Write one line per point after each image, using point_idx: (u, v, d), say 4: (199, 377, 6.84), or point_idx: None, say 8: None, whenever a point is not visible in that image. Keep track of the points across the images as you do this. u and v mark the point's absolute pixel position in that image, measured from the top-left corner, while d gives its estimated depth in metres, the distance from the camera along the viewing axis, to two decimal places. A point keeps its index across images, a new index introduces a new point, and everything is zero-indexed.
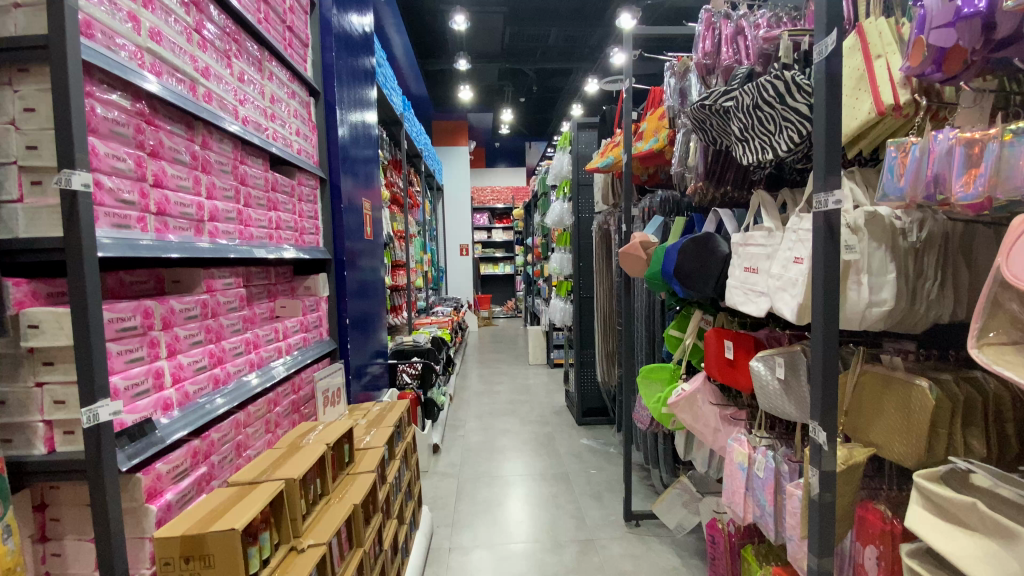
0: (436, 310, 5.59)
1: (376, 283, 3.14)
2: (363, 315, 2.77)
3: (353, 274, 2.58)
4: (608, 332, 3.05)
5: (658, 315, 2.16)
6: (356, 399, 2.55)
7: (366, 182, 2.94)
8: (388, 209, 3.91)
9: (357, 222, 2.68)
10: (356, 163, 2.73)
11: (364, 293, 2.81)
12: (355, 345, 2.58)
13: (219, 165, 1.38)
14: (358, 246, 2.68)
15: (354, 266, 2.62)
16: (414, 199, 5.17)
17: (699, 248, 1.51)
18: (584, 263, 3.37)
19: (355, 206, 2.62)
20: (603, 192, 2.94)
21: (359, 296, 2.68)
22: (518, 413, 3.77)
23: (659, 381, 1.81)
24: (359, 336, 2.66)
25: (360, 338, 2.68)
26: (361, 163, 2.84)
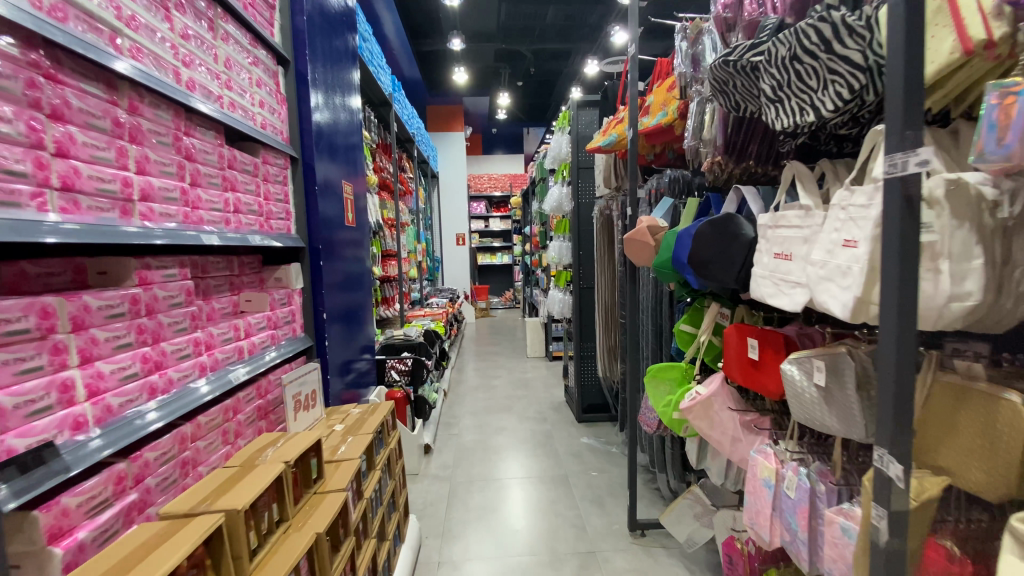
0: (431, 301, 5.39)
1: (363, 274, 2.94)
2: (347, 309, 2.56)
3: (335, 266, 2.36)
4: (608, 326, 2.87)
5: (667, 308, 1.96)
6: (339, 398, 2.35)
7: (349, 166, 2.71)
8: (376, 195, 3.69)
9: (338, 207, 2.46)
10: (337, 145, 2.50)
11: (349, 284, 2.61)
12: (338, 341, 2.39)
13: (154, 135, 1.17)
14: (340, 235, 2.46)
15: (336, 257, 2.41)
16: (407, 185, 4.95)
17: (720, 231, 1.31)
18: (586, 252, 3.16)
19: (335, 191, 2.40)
20: (605, 174, 2.72)
21: (342, 288, 2.48)
22: (515, 410, 3.58)
23: (669, 382, 1.62)
24: (343, 331, 2.45)
25: (344, 334, 2.48)
26: (344, 144, 2.62)
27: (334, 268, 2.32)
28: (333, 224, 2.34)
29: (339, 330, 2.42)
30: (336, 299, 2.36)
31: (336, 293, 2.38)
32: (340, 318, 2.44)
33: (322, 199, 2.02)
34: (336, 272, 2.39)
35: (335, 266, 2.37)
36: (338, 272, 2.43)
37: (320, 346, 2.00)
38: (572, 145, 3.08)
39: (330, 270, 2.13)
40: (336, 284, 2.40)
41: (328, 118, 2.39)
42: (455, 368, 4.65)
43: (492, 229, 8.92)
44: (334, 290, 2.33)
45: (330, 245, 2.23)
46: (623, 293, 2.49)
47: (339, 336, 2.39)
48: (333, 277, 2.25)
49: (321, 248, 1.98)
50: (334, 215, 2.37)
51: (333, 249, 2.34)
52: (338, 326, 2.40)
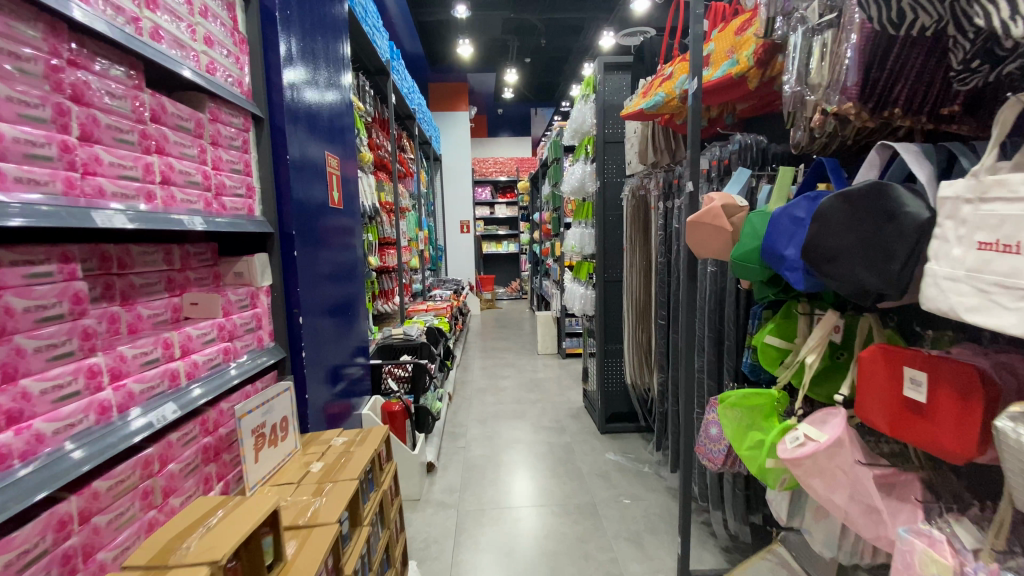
0: (433, 293, 4.96)
1: (356, 265, 2.52)
2: (337, 308, 2.13)
3: (319, 257, 1.93)
4: (640, 326, 2.45)
5: (735, 310, 1.55)
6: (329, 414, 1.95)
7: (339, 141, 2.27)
8: (372, 175, 3.25)
9: (324, 184, 2.02)
10: (326, 113, 2.06)
11: (339, 278, 2.19)
12: (328, 344, 1.99)
13: (4, 53, 0.73)
14: (327, 219, 2.03)
15: (322, 246, 1.97)
16: (407, 166, 4.50)
17: (864, 208, 0.89)
18: (612, 239, 2.71)
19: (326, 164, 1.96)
20: (640, 149, 2.33)
21: (332, 281, 2.07)
22: (529, 416, 3.17)
23: (755, 417, 1.21)
24: (331, 336, 2.03)
25: (333, 339, 2.05)
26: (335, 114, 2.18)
27: (316, 259, 1.88)
28: (317, 205, 1.90)
29: (327, 335, 1.99)
30: (320, 297, 1.93)
31: (321, 289, 1.95)
32: (327, 319, 2.01)
33: (297, 176, 1.59)
34: (320, 265, 1.95)
35: (319, 257, 1.94)
36: (325, 265, 2.00)
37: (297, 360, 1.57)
38: (598, 116, 2.63)
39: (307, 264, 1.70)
40: (324, 281, 1.97)
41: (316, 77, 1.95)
42: (461, 366, 4.25)
43: (497, 216, 8.47)
44: (317, 288, 1.89)
45: (309, 231, 1.78)
46: (667, 290, 2.06)
47: (326, 342, 1.96)
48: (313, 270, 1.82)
49: (297, 237, 1.56)
50: (320, 192, 1.92)
51: (316, 236, 1.90)
52: (325, 330, 1.97)
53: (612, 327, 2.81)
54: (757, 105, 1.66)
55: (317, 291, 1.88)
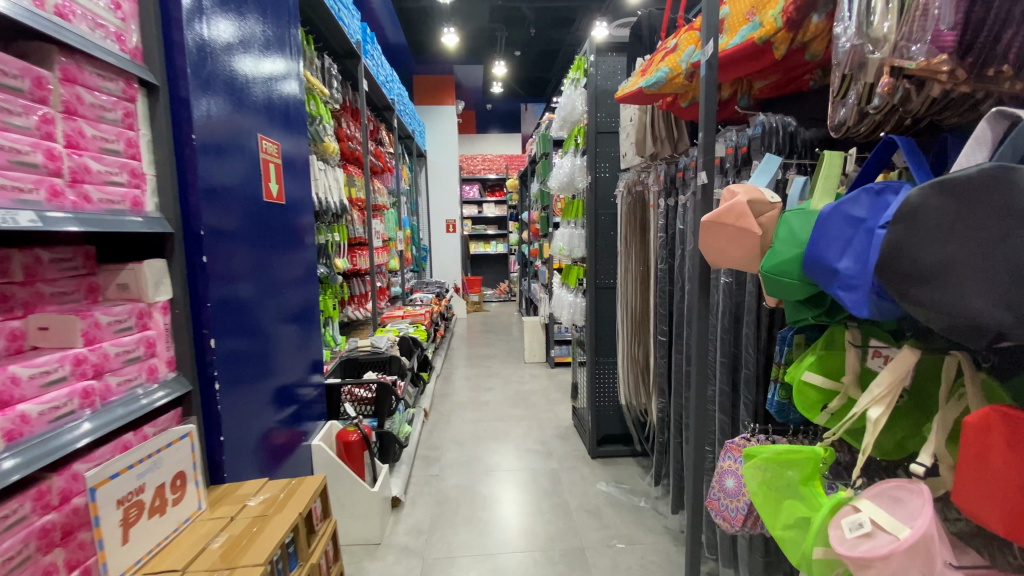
0: (415, 297, 4.65)
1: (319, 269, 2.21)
2: (290, 320, 1.83)
3: (263, 261, 1.63)
4: (636, 340, 2.15)
5: (756, 331, 1.28)
6: (276, 446, 1.65)
7: (299, 123, 1.96)
8: (339, 168, 2.92)
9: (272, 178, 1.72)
10: (276, 92, 1.75)
11: (293, 286, 1.88)
12: (275, 363, 1.68)
13: None
14: (275, 217, 1.72)
15: (268, 250, 1.66)
16: (385, 161, 4.18)
17: (977, 204, 0.61)
18: (604, 241, 2.40)
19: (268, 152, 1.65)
20: (637, 138, 2.04)
21: (281, 288, 1.76)
22: (512, 437, 2.85)
23: (790, 476, 0.90)
24: (280, 354, 1.72)
25: (282, 358, 1.74)
26: (289, 94, 1.87)
27: (257, 265, 1.57)
28: (258, 198, 1.59)
29: (275, 354, 1.69)
30: (264, 311, 1.62)
31: (266, 302, 1.64)
32: (275, 335, 1.70)
33: (206, 162, 1.28)
34: (265, 272, 1.64)
35: (264, 263, 1.64)
36: (271, 271, 1.69)
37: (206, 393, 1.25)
38: (589, 102, 2.33)
39: (228, 271, 1.38)
40: (269, 291, 1.66)
41: (259, 47, 1.64)
42: (441, 377, 3.92)
43: (485, 215, 8.16)
44: (259, 299, 1.59)
45: (240, 231, 1.47)
46: (671, 302, 1.77)
47: (271, 363, 1.65)
48: (248, 279, 1.51)
49: (204, 239, 1.26)
50: (261, 184, 1.61)
51: (258, 237, 1.59)
52: (270, 348, 1.66)
53: (605, 339, 2.50)
54: (781, 82, 1.36)
55: (257, 301, 1.57)
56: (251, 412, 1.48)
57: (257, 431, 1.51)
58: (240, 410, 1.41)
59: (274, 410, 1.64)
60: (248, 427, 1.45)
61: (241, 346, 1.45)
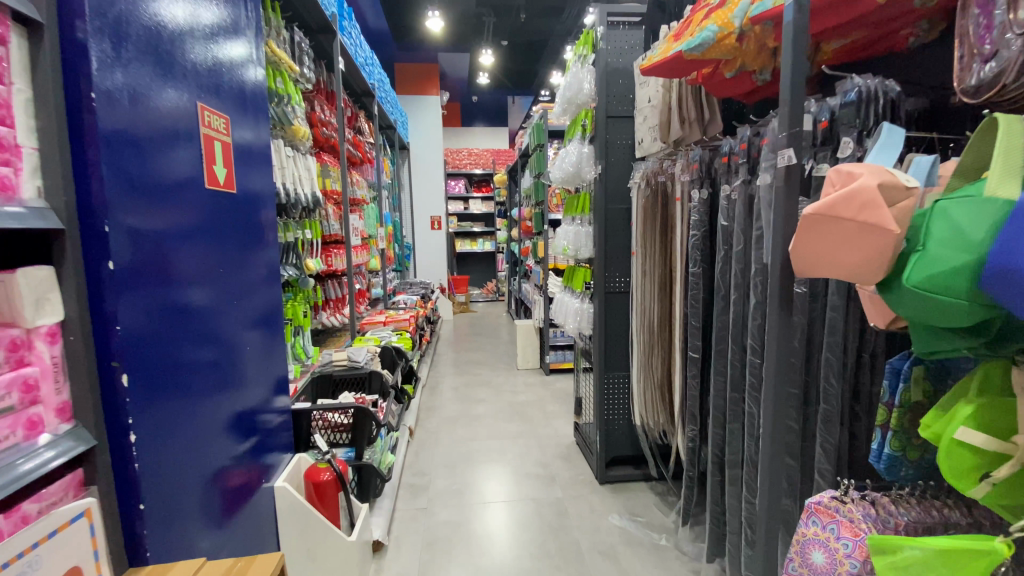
0: (398, 299, 4.29)
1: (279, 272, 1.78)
2: (251, 334, 1.50)
3: (214, 262, 1.29)
4: (656, 352, 1.86)
5: (842, 354, 1.00)
6: (231, 497, 1.31)
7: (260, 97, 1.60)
8: (310, 156, 2.57)
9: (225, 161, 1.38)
10: (233, 53, 1.41)
11: (256, 293, 1.54)
12: (228, 392, 1.34)
13: None
14: (228, 209, 1.37)
15: (219, 248, 1.32)
16: (365, 152, 3.82)
17: None
18: (614, 239, 2.09)
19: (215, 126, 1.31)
20: (659, 119, 1.74)
21: (237, 296, 1.41)
22: (508, 457, 2.51)
23: (909, 555, 0.65)
24: (236, 377, 1.39)
25: (239, 381, 1.40)
26: (250, 58, 1.53)
27: (201, 267, 1.24)
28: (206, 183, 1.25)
29: (229, 377, 1.35)
30: (214, 324, 1.28)
31: (216, 313, 1.30)
32: (230, 353, 1.37)
33: (117, 130, 0.94)
34: (215, 275, 1.30)
35: (214, 265, 1.30)
36: (225, 274, 1.36)
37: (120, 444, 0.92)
38: (598, 80, 2.01)
39: (155, 277, 1.04)
40: (222, 300, 1.33)
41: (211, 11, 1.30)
42: (427, 388, 3.58)
43: (472, 212, 7.81)
44: (206, 311, 1.25)
45: (178, 226, 1.13)
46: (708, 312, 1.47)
47: (223, 389, 1.32)
48: (188, 286, 1.17)
49: (114, 235, 0.92)
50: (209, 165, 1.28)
51: (204, 233, 1.25)
52: (223, 371, 1.32)
53: (614, 350, 2.20)
54: (866, 41, 1.09)
55: (201, 316, 1.22)
56: (191, 456, 1.15)
57: (199, 478, 1.18)
58: (174, 457, 1.08)
59: (228, 448, 1.31)
60: (186, 477, 1.12)
61: (177, 373, 1.11)
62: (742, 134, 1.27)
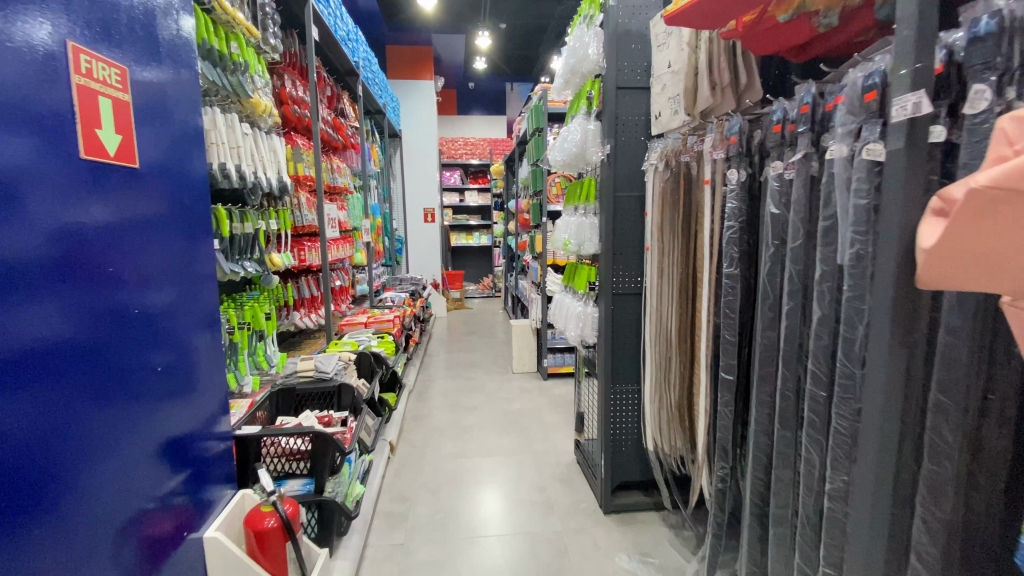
0: (386, 296, 3.98)
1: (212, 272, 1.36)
2: (205, 335, 1.29)
3: (155, 253, 1.07)
4: (671, 363, 1.57)
5: (964, 394, 0.71)
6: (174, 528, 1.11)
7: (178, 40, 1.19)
8: (276, 136, 2.25)
9: (185, 143, 1.21)
10: None
11: (212, 292, 1.33)
12: (170, 408, 1.12)
13: None
14: (168, 188, 1.13)
15: (178, 243, 1.17)
16: (349, 137, 3.51)
17: None
18: (623, 230, 1.77)
19: (171, 101, 1.15)
20: (684, 87, 1.43)
21: (181, 292, 1.18)
22: (500, 479, 2.20)
23: None
24: (192, 388, 1.22)
25: (194, 392, 1.23)
26: None
27: (156, 265, 1.08)
28: (166, 172, 1.13)
29: (185, 388, 1.19)
30: (170, 330, 1.13)
31: (173, 316, 1.15)
32: (182, 358, 1.18)
33: (36, 105, 0.77)
34: (172, 273, 1.15)
35: (172, 261, 1.14)
36: (169, 264, 1.13)
37: (31, 484, 0.75)
38: (608, 45, 1.69)
39: (74, 279, 0.84)
40: (169, 296, 1.13)
41: None
42: (414, 393, 3.26)
43: (468, 204, 7.49)
44: (161, 314, 1.10)
45: (127, 217, 0.98)
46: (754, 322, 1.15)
47: (177, 401, 1.15)
48: (139, 286, 1.02)
49: (30, 229, 0.76)
50: (169, 150, 1.14)
51: (160, 225, 1.10)
52: (178, 379, 1.16)
53: (621, 359, 1.86)
54: None
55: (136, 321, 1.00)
56: (135, 482, 0.98)
57: (141, 509, 1.00)
58: (118, 485, 0.94)
59: (179, 465, 1.15)
60: (131, 505, 0.97)
61: (122, 388, 0.95)
62: (801, 94, 0.97)
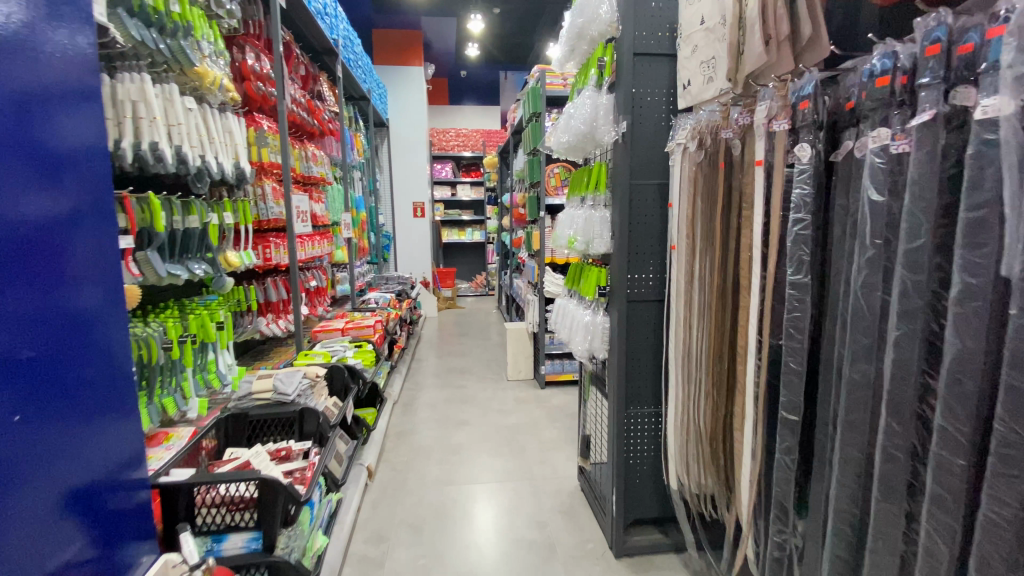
0: (369, 297, 3.67)
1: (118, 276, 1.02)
2: (110, 358, 0.96)
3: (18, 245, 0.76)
4: (703, 386, 1.28)
5: None
6: None
7: None
8: (232, 116, 1.94)
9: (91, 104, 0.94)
10: None
11: (120, 303, 1.00)
12: (53, 460, 0.81)
13: None
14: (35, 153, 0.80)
15: (90, 237, 0.92)
16: (327, 122, 3.20)
17: None
18: (641, 224, 1.48)
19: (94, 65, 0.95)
20: (726, 46, 1.13)
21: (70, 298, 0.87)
22: (493, 511, 1.90)
23: None
24: (109, 420, 0.95)
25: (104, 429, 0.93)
26: None
27: (62, 261, 0.85)
28: (87, 152, 0.92)
29: (99, 420, 0.92)
30: (100, 341, 0.94)
31: (105, 322, 0.95)
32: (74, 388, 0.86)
33: None
34: (85, 272, 0.91)
35: (86, 258, 0.91)
36: (45, 259, 0.81)
37: None
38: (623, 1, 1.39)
39: None
40: (44, 305, 0.81)
41: None
42: (399, 405, 2.96)
43: (459, 198, 7.18)
44: (105, 314, 0.95)
45: (56, 206, 0.84)
46: (833, 346, 0.86)
47: (105, 430, 0.93)
48: (76, 281, 0.88)
49: None
50: (98, 127, 0.96)
51: (61, 213, 0.86)
52: (70, 417, 0.85)
53: (637, 378, 1.57)
54: None
55: None
56: None
57: (84, 536, 0.87)
58: None
59: (135, 482, 1.02)
60: None
61: (54, 397, 0.82)
62: (928, 28, 0.68)
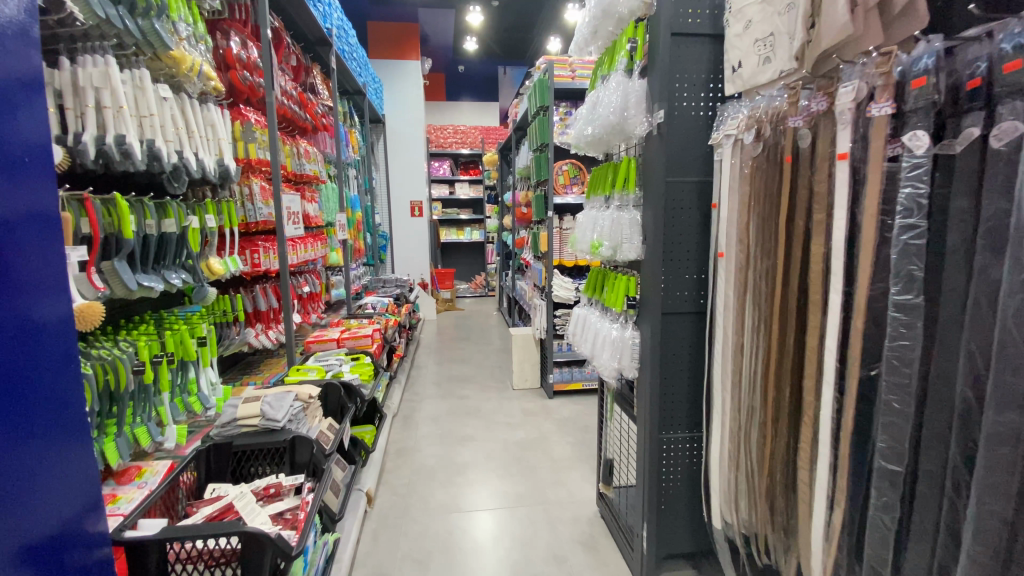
0: (366, 302, 3.49)
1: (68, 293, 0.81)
2: (56, 398, 0.77)
3: None
4: (757, 415, 1.10)
5: None
6: None
7: None
8: (215, 108, 1.75)
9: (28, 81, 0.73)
10: None
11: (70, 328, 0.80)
12: None
13: None
14: None
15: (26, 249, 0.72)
16: (321, 117, 3.01)
17: None
18: (677, 228, 1.30)
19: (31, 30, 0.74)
20: (793, 21, 0.96)
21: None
22: (506, 543, 1.73)
23: None
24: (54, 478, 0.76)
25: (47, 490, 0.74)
26: None
27: None
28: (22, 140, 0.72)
29: (38, 481, 0.73)
30: (42, 380, 0.74)
31: (48, 355, 0.76)
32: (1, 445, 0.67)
33: None
34: (17, 294, 0.70)
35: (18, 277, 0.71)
36: None
37: None
38: None
39: None
40: None
41: None
42: (399, 418, 2.78)
43: (458, 197, 7.00)
44: (61, 331, 0.79)
45: None
46: (956, 385, 0.69)
47: (48, 492, 0.74)
48: (16, 302, 0.70)
49: None
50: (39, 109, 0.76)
51: None
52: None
53: (671, 401, 1.40)
54: None
55: None
56: None
57: None
58: None
59: (97, 531, 0.85)
60: None
61: None
62: None
